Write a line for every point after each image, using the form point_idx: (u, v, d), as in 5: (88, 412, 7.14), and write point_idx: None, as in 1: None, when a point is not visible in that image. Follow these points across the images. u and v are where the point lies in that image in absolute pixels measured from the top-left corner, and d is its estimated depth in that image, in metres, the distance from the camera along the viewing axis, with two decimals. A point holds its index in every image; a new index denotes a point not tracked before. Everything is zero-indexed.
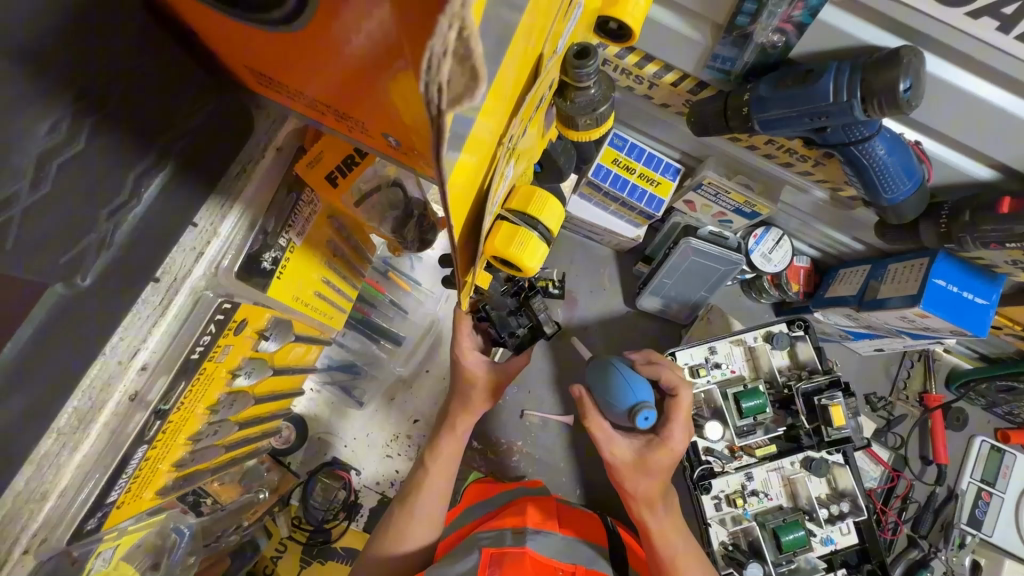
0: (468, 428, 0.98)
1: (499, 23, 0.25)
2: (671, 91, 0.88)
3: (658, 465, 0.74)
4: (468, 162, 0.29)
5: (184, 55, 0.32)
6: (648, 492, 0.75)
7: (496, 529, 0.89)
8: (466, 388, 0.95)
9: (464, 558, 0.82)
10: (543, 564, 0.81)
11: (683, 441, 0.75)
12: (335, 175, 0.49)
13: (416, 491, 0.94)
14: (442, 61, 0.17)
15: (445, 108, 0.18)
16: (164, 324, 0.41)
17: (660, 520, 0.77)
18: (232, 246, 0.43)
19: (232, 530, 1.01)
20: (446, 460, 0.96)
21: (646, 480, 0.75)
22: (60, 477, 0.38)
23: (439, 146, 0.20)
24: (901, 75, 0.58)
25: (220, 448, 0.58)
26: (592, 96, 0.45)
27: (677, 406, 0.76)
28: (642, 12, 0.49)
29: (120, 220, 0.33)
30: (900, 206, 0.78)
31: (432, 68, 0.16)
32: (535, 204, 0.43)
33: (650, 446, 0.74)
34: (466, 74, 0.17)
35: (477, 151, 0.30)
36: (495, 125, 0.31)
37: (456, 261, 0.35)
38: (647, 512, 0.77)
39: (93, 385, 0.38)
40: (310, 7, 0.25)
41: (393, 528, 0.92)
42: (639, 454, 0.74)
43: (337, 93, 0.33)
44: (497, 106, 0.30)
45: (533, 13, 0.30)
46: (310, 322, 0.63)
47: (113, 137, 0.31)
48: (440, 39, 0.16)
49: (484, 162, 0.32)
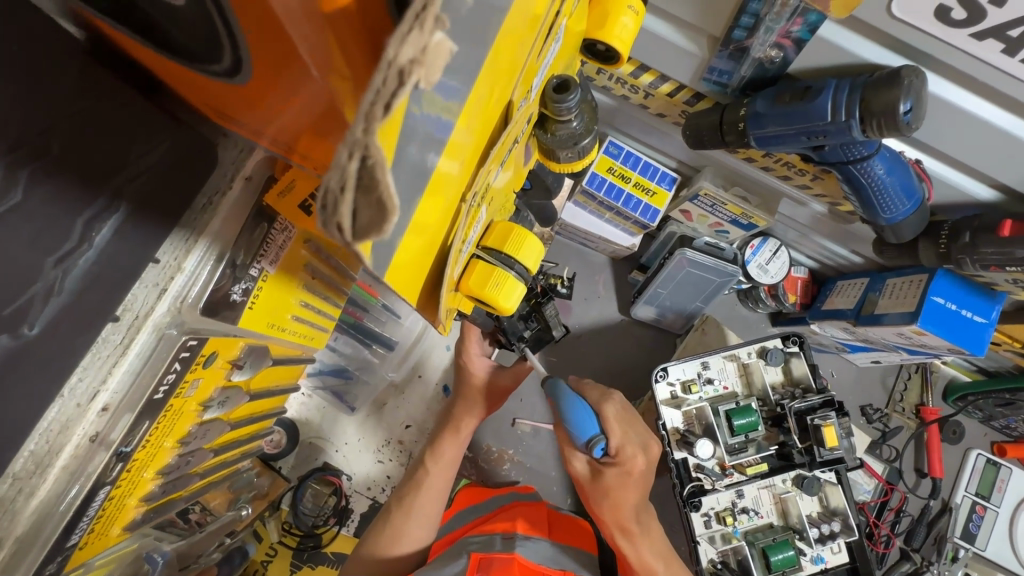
0: (472, 432, 0.98)
1: (453, 79, 0.23)
2: (668, 101, 0.85)
3: (613, 485, 0.71)
4: (418, 232, 0.27)
5: (125, 90, 0.32)
6: (614, 513, 0.73)
7: (487, 534, 0.88)
8: (472, 393, 0.97)
9: (453, 562, 0.82)
10: (532, 569, 0.80)
11: (639, 457, 0.69)
12: (309, 203, 0.46)
13: (415, 492, 0.93)
14: (344, 195, 0.17)
15: (352, 239, 0.18)
16: (125, 364, 0.39)
17: (634, 543, 0.74)
18: (201, 279, 0.42)
19: (215, 547, 1.00)
20: (446, 464, 0.96)
21: (609, 500, 0.72)
22: (15, 524, 0.37)
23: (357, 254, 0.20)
24: (901, 97, 0.56)
25: (196, 476, 0.57)
26: (573, 129, 0.44)
27: (611, 423, 0.69)
28: (631, 34, 0.47)
29: (69, 266, 0.32)
30: (899, 225, 0.76)
31: (330, 205, 0.16)
32: (513, 242, 0.41)
33: (602, 470, 0.71)
34: (373, 206, 0.17)
35: (436, 209, 0.28)
36: (456, 185, 0.29)
37: (422, 306, 0.35)
38: (622, 536, 0.74)
39: (51, 428, 0.37)
40: (251, 64, 0.27)
41: (388, 530, 0.91)
42: (594, 473, 0.72)
43: (290, 139, 0.33)
44: (457, 163, 0.28)
45: (500, 62, 0.28)
46: (288, 345, 0.62)
47: (55, 183, 0.29)
48: (339, 172, 0.16)
49: (447, 219, 0.30)
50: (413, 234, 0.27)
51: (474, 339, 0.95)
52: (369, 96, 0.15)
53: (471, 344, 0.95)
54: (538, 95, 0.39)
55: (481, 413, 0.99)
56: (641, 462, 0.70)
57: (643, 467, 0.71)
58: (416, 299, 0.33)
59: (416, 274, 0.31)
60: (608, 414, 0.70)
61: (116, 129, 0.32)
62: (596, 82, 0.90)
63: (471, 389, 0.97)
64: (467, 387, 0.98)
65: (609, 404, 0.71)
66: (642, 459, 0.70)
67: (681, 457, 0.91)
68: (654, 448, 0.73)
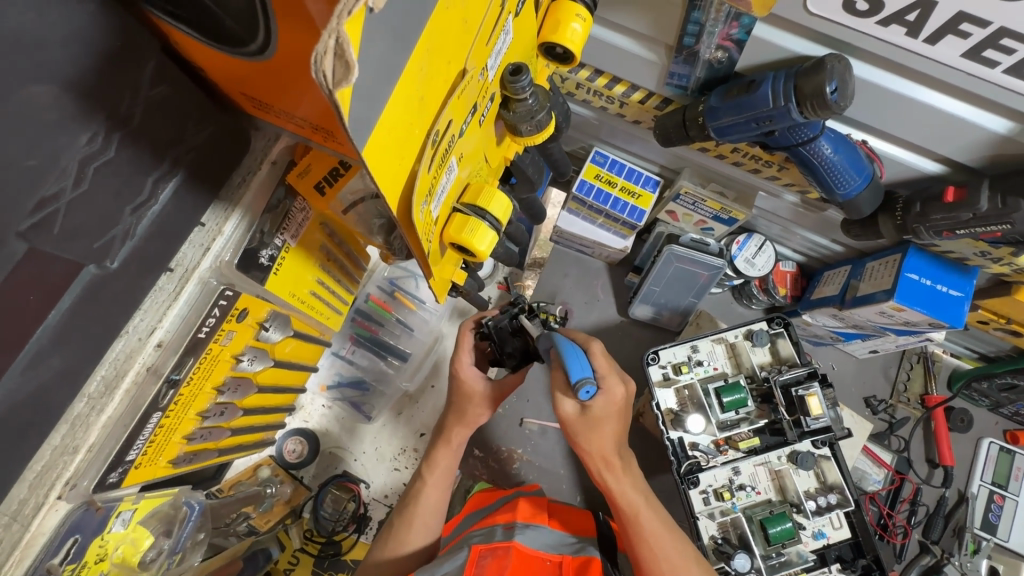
0: (463, 440, 0.98)
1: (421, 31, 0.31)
2: (640, 108, 0.95)
3: (600, 415, 0.78)
4: (394, 142, 0.34)
5: (193, 85, 0.41)
6: (601, 448, 0.81)
7: (488, 528, 0.91)
8: (461, 402, 0.96)
9: (453, 558, 0.83)
10: (531, 556, 0.82)
11: (621, 386, 0.78)
12: (323, 185, 0.58)
13: (415, 502, 0.94)
14: (326, 57, 0.22)
15: (332, 90, 0.23)
16: (175, 308, 0.49)
17: (618, 478, 0.82)
18: (235, 242, 0.52)
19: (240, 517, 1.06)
20: (442, 475, 0.96)
21: (597, 434, 0.80)
22: (88, 435, 0.46)
23: (341, 120, 0.26)
24: (826, 79, 0.64)
25: (227, 431, 0.69)
26: (530, 106, 0.54)
27: (598, 359, 0.81)
28: (582, 38, 0.57)
29: (141, 215, 0.42)
30: (855, 201, 0.83)
31: (318, 63, 0.22)
32: (483, 197, 0.53)
33: (589, 402, 0.77)
34: (343, 65, 0.23)
35: (409, 132, 0.35)
36: (424, 116, 0.37)
37: (401, 226, 0.41)
38: (606, 469, 0.82)
39: (118, 357, 0.46)
40: (273, 46, 0.34)
41: (393, 540, 0.92)
42: (582, 410, 0.78)
43: (309, 109, 0.41)
44: (428, 96, 0.36)
45: (461, 23, 0.37)
46: (307, 321, 0.74)
47: (136, 151, 0.39)
48: (322, 44, 0.22)
49: (417, 142, 0.37)
50: (384, 153, 0.33)
51: (466, 344, 0.95)
52: (341, 3, 0.22)
53: (465, 344, 0.95)
54: (495, 78, 0.49)
55: (470, 424, 0.97)
56: (622, 392, 0.78)
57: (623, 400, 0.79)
58: (397, 209, 0.38)
59: (393, 198, 0.37)
60: (595, 351, 0.82)
61: (175, 113, 0.41)
62: (576, 96, 1.01)
63: (461, 398, 0.96)
64: (455, 393, 0.96)
65: (595, 344, 0.84)
66: (623, 388, 0.79)
67: (677, 436, 0.96)
68: (631, 385, 0.83)
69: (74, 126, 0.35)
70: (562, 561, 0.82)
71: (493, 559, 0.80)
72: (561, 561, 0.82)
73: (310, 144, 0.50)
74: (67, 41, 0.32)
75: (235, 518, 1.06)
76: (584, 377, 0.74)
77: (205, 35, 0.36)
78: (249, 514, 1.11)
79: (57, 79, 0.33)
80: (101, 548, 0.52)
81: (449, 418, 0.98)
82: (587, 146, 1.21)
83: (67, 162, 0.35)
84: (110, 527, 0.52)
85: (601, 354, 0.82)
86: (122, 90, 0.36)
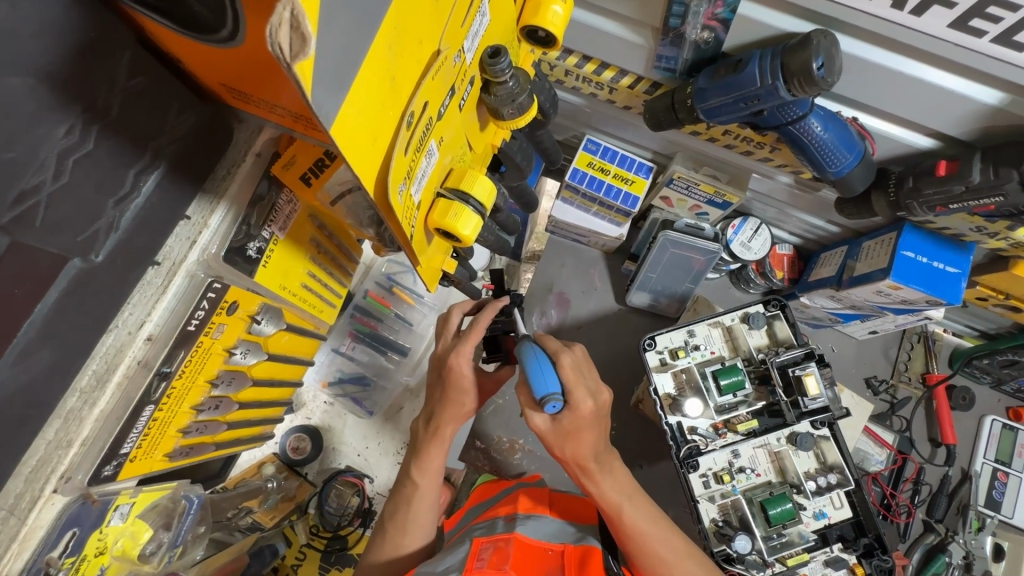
0: (454, 432, 0.91)
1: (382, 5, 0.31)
2: (630, 93, 0.94)
3: (568, 426, 0.77)
4: (365, 120, 0.34)
5: (171, 72, 0.41)
6: (576, 455, 0.80)
7: (489, 520, 0.91)
8: (459, 396, 0.87)
9: (455, 552, 0.83)
10: (532, 546, 0.81)
11: (589, 400, 0.76)
12: (309, 176, 0.60)
13: (406, 507, 0.91)
14: (282, 29, 0.23)
15: (290, 62, 0.24)
16: (164, 302, 0.49)
17: (596, 480, 0.81)
18: (222, 235, 0.52)
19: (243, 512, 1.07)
20: (433, 475, 0.91)
21: (572, 445, 0.79)
22: (82, 429, 0.46)
23: (305, 96, 0.26)
24: (812, 55, 0.63)
25: (223, 424, 0.69)
26: (510, 88, 0.53)
27: (565, 371, 0.76)
28: (563, 20, 0.57)
29: (125, 208, 0.42)
30: (847, 177, 0.82)
31: (273, 33, 0.23)
32: (466, 180, 0.53)
33: (558, 416, 0.77)
34: (299, 37, 0.23)
35: (380, 113, 0.35)
36: (396, 99, 0.37)
37: (381, 210, 0.41)
38: (584, 475, 0.82)
39: (109, 351, 0.47)
40: (244, 30, 0.33)
41: (389, 545, 0.90)
42: (553, 422, 0.79)
43: (286, 95, 0.40)
44: (399, 75, 0.36)
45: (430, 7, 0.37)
46: (299, 313, 0.75)
47: (115, 141, 0.39)
48: (278, 15, 0.22)
49: (390, 125, 0.37)
50: (356, 131, 0.33)
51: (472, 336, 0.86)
52: None
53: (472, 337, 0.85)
54: (474, 61, 0.49)
55: (461, 420, 0.90)
56: (591, 405, 0.76)
57: (594, 410, 0.77)
58: (374, 190, 0.38)
59: (369, 178, 0.37)
60: (564, 363, 0.77)
61: (155, 102, 0.41)
62: (565, 84, 1.00)
63: (457, 392, 0.87)
64: (446, 385, 0.87)
65: (564, 356, 0.78)
66: (591, 402, 0.76)
67: (675, 420, 0.96)
68: (604, 395, 0.80)
69: (51, 118, 0.35)
70: (564, 550, 0.81)
71: (494, 551, 0.79)
72: (563, 551, 0.81)
73: (293, 134, 0.50)
74: (41, 33, 0.32)
75: (236, 513, 1.05)
76: (551, 392, 0.73)
77: (169, 19, 0.35)
78: (252, 509, 1.10)
79: (30, 71, 0.33)
80: (101, 541, 0.53)
81: (438, 411, 0.89)
82: (579, 133, 1.20)
83: (45, 154, 0.35)
84: (108, 519, 0.53)
85: (572, 365, 0.78)
86: (99, 83, 0.37)
